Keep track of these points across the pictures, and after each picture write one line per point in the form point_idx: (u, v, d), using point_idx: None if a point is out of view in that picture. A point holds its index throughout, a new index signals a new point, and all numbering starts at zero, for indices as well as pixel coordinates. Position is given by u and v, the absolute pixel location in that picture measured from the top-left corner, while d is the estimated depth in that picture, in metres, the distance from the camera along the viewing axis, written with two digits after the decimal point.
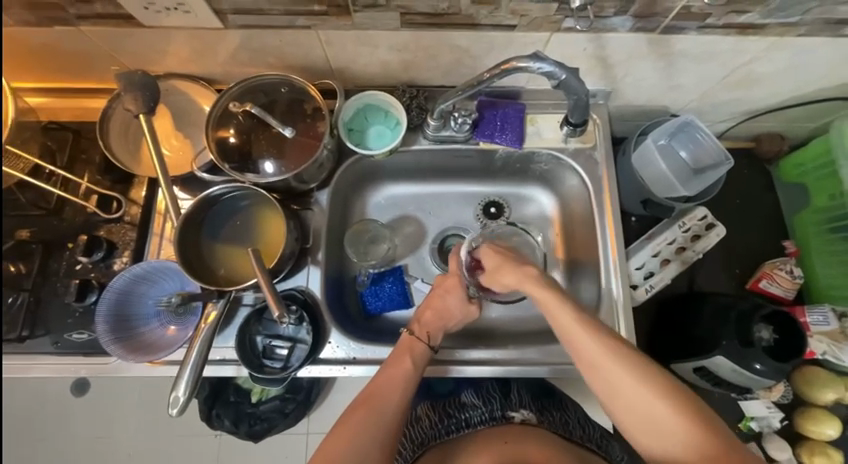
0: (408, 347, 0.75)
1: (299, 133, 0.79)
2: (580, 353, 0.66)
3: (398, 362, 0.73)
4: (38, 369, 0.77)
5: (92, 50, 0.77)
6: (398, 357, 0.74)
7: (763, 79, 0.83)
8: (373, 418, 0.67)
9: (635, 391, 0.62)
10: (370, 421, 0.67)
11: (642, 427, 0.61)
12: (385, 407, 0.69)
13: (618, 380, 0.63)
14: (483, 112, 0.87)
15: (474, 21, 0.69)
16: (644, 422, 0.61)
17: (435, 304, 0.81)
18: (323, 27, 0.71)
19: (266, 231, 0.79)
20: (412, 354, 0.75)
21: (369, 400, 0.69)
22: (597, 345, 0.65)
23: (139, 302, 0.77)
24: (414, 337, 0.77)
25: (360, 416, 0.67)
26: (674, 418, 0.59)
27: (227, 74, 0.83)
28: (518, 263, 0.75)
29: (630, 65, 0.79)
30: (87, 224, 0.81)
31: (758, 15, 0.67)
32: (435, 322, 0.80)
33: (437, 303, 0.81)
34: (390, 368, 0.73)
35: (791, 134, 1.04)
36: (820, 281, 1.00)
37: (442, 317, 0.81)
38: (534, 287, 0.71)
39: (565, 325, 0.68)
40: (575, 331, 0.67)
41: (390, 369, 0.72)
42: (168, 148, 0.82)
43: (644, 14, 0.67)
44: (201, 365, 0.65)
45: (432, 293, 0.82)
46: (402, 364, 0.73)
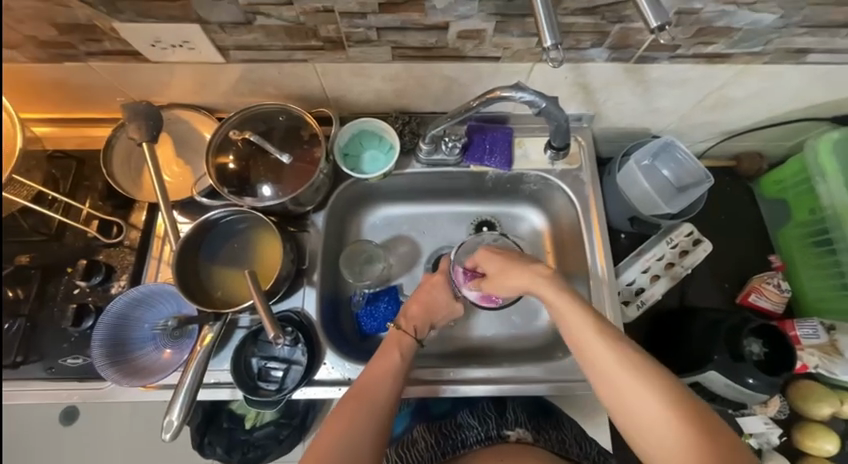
0: (394, 341, 0.77)
1: (296, 158, 0.82)
2: (583, 349, 0.67)
3: (386, 357, 0.74)
4: (31, 396, 0.77)
5: (99, 83, 0.80)
6: (386, 351, 0.75)
7: (735, 102, 0.88)
8: (364, 410, 0.67)
9: (636, 390, 0.61)
10: (361, 414, 0.67)
11: (641, 426, 0.60)
12: (376, 400, 0.69)
13: (621, 376, 0.63)
14: (472, 136, 0.91)
15: (461, 54, 0.74)
16: (642, 422, 0.60)
17: (421, 299, 0.84)
18: (320, 60, 0.75)
19: (263, 252, 0.81)
20: (400, 347, 0.76)
21: (359, 394, 0.69)
22: (599, 342, 0.65)
23: (135, 326, 0.77)
24: (401, 331, 0.79)
25: (350, 409, 0.67)
26: (665, 402, 0.60)
27: (227, 104, 0.87)
28: (522, 262, 0.78)
29: (609, 91, 0.84)
30: (87, 248, 0.82)
31: (724, 45, 0.73)
32: (422, 315, 0.83)
33: (425, 297, 0.84)
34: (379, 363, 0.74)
35: (769, 153, 1.09)
36: (807, 294, 1.03)
37: (428, 310, 0.84)
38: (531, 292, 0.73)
39: (562, 316, 0.70)
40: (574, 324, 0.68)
41: (380, 364, 0.73)
42: (169, 174, 0.85)
43: (619, 45, 0.72)
44: (196, 389, 0.65)
45: (418, 288, 0.86)
46: (390, 357, 0.74)
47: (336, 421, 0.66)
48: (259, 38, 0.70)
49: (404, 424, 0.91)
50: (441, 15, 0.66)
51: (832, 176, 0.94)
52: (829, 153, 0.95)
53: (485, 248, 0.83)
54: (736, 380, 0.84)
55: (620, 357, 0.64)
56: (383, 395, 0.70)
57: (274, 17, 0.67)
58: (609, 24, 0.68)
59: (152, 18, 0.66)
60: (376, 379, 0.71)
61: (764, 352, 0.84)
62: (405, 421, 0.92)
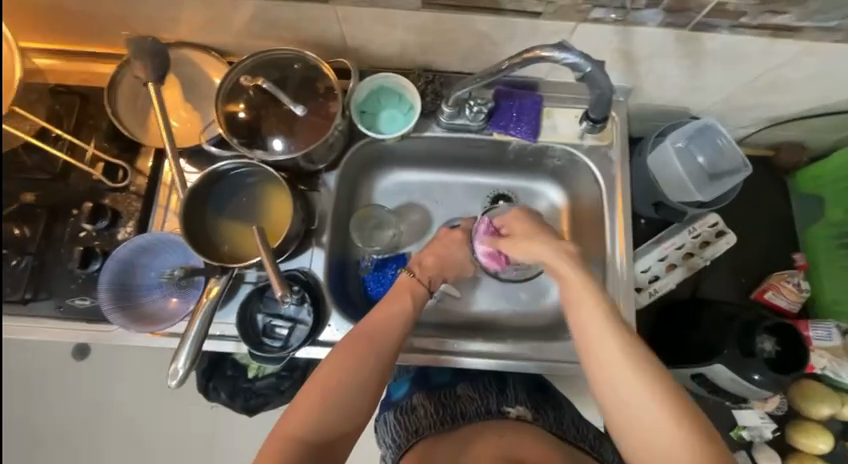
0: (407, 287, 0.76)
1: (310, 112, 0.77)
2: (582, 326, 0.66)
3: (395, 302, 0.74)
4: (41, 332, 0.78)
5: (102, 13, 0.74)
6: (398, 295, 0.75)
7: (791, 85, 0.80)
8: (371, 348, 0.68)
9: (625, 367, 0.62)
10: (369, 352, 0.68)
11: (624, 401, 0.62)
12: (385, 340, 0.70)
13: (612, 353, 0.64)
14: (499, 101, 0.85)
15: (497, 5, 0.67)
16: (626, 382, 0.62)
17: (438, 252, 0.82)
18: (342, 2, 0.68)
19: (271, 209, 0.78)
20: (412, 295, 0.76)
21: (368, 332, 0.70)
22: (600, 319, 0.65)
23: (142, 273, 0.77)
24: (415, 279, 0.78)
25: (359, 346, 0.68)
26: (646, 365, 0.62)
27: (239, 47, 0.80)
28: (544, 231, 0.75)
29: (656, 62, 0.76)
30: (93, 191, 0.80)
31: (795, 17, 0.65)
32: (436, 267, 0.81)
33: (441, 251, 0.82)
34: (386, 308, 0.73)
35: (813, 145, 1.01)
36: (826, 296, 0.99)
37: (443, 264, 0.82)
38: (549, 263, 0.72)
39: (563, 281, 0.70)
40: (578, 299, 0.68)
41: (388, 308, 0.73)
42: (176, 119, 0.81)
43: (676, 8, 0.65)
44: (202, 340, 0.65)
45: (436, 240, 0.83)
46: (402, 301, 0.74)
47: (345, 355, 0.67)
48: None
49: (404, 389, 0.90)
50: None
51: None
52: None
53: (517, 210, 0.80)
54: (741, 375, 0.82)
55: (615, 335, 0.64)
56: (393, 338, 0.70)
57: None
58: None
59: None
60: (386, 321, 0.71)
61: (775, 350, 0.83)
62: (403, 387, 0.91)
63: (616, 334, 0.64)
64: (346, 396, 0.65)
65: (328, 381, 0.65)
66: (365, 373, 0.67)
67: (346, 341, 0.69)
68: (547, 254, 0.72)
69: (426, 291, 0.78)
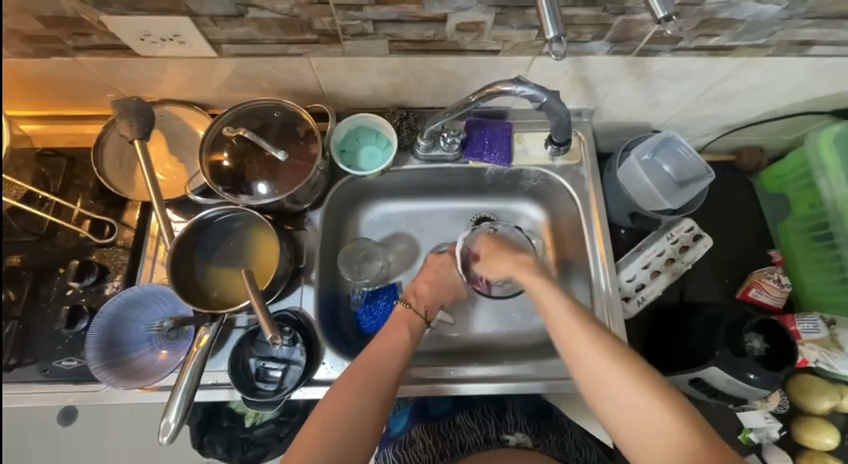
0: (404, 319, 0.78)
1: (292, 155, 0.80)
2: (569, 346, 0.67)
3: (395, 331, 0.75)
4: (25, 399, 0.76)
5: (88, 79, 0.78)
6: (395, 328, 0.75)
7: (737, 95, 0.87)
8: (371, 381, 0.67)
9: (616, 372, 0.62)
10: (367, 386, 0.67)
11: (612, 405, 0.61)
12: (382, 369, 0.69)
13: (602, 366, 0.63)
14: (471, 131, 0.89)
15: (459, 47, 0.72)
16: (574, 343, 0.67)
17: (431, 279, 0.85)
18: (315, 54, 0.73)
19: (259, 251, 0.80)
20: (410, 325, 0.77)
21: (364, 367, 0.69)
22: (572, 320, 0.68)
23: (130, 327, 0.76)
24: (411, 310, 0.80)
25: (358, 381, 0.67)
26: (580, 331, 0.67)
27: (221, 99, 0.85)
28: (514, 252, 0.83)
29: (610, 85, 0.83)
30: (79, 248, 0.81)
31: (727, 38, 0.71)
32: (432, 294, 0.83)
33: (433, 277, 0.85)
34: (389, 336, 0.74)
35: (770, 146, 1.08)
36: (807, 289, 1.02)
37: (437, 290, 0.84)
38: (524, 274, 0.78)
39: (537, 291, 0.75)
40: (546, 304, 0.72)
41: (389, 339, 0.73)
42: (162, 172, 0.84)
43: (619, 38, 0.71)
44: (192, 390, 0.64)
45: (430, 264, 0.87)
46: (400, 332, 0.75)
47: (342, 389, 0.66)
48: (252, 31, 0.68)
49: (403, 423, 0.90)
50: (439, 7, 0.64)
51: (832, 171, 0.93)
52: (830, 147, 0.93)
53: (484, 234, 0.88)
54: (736, 376, 0.81)
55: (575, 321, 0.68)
56: (392, 369, 0.70)
57: (267, 10, 0.65)
58: (610, 16, 0.66)
59: (140, 10, 0.63)
60: (385, 353, 0.71)
61: (765, 347, 0.84)
62: (403, 419, 0.91)
63: (589, 332, 0.66)
64: (343, 434, 0.63)
65: (324, 419, 0.63)
66: (361, 410, 0.65)
67: (346, 375, 0.68)
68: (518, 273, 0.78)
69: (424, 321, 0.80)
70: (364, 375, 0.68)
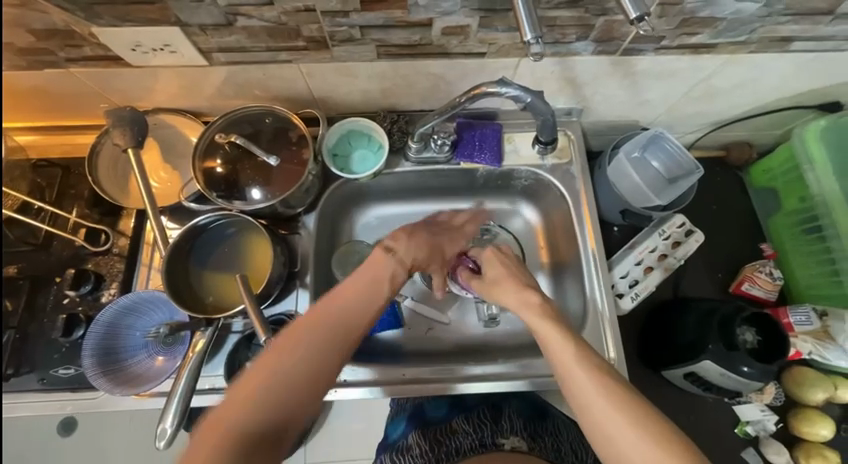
0: (380, 269, 0.72)
1: (284, 161, 0.81)
2: (575, 393, 0.61)
3: (373, 290, 0.69)
4: (23, 408, 0.76)
5: (81, 89, 0.79)
6: (374, 286, 0.69)
7: (723, 92, 0.88)
8: (326, 330, 0.62)
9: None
10: (322, 334, 0.61)
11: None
12: (340, 319, 0.64)
13: (646, 462, 0.53)
14: (461, 133, 0.90)
15: (446, 50, 0.73)
16: (583, 396, 0.60)
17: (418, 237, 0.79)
18: (304, 61, 0.75)
19: (253, 256, 0.80)
20: (390, 283, 0.71)
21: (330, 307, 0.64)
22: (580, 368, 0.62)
23: (126, 335, 0.77)
24: (396, 264, 0.74)
25: (309, 327, 0.61)
26: (590, 382, 0.61)
27: (213, 107, 0.86)
28: (521, 284, 0.77)
29: (597, 84, 0.84)
30: (75, 257, 0.81)
31: (708, 36, 0.73)
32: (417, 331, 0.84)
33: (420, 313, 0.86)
34: (358, 278, 0.69)
35: (759, 141, 1.08)
36: (799, 282, 1.02)
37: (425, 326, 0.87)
38: (528, 309, 0.72)
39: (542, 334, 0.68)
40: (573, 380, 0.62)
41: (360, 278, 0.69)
42: (156, 180, 0.84)
43: (603, 38, 0.72)
44: (189, 395, 0.65)
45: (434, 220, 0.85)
46: (376, 280, 0.70)
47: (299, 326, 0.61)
48: (241, 40, 0.69)
49: (400, 428, 0.91)
50: (424, 12, 0.65)
51: (819, 164, 0.95)
52: (817, 141, 0.95)
53: (490, 248, 0.84)
54: (730, 369, 0.82)
55: (584, 370, 0.62)
56: (355, 324, 0.64)
57: (255, 18, 0.66)
58: (592, 17, 0.68)
59: (130, 21, 0.64)
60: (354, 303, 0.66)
61: (757, 340, 0.84)
62: (400, 426, 0.91)
63: (597, 384, 0.60)
64: (288, 390, 0.57)
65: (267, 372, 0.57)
66: (308, 356, 0.59)
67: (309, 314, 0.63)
68: (525, 312, 0.72)
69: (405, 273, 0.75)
70: (323, 321, 0.62)
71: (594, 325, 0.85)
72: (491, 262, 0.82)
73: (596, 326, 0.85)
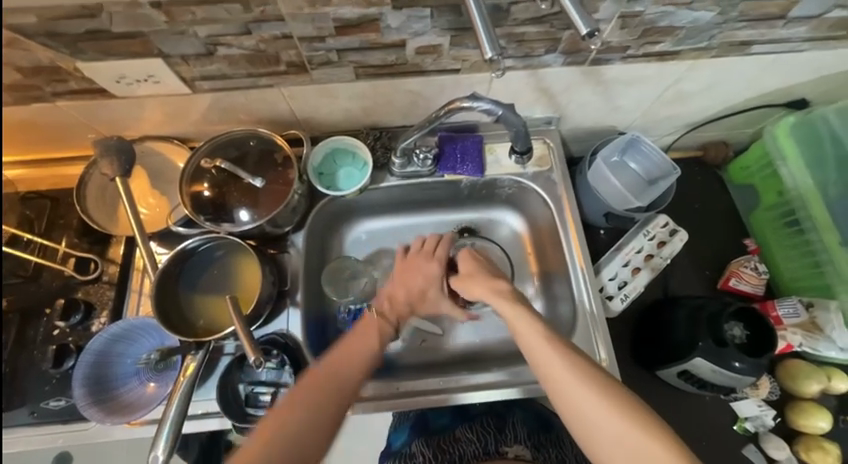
0: (375, 325, 0.78)
1: (270, 182, 0.83)
2: (551, 377, 0.66)
3: (364, 338, 0.74)
4: (14, 443, 0.75)
5: (69, 122, 0.81)
6: (365, 332, 0.75)
7: (693, 95, 0.92)
8: (331, 391, 0.66)
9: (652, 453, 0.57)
10: (325, 394, 0.65)
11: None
12: (344, 378, 0.68)
13: (620, 434, 0.59)
14: (443, 146, 0.93)
15: (421, 68, 0.76)
16: (560, 381, 0.65)
17: (408, 283, 0.85)
18: (285, 84, 0.77)
19: (243, 277, 0.81)
20: (379, 333, 0.77)
21: (327, 372, 0.68)
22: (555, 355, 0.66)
23: (117, 362, 0.76)
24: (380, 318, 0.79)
25: (313, 386, 0.65)
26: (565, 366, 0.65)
27: (199, 133, 0.88)
28: (491, 275, 0.81)
29: (570, 93, 0.87)
30: (65, 287, 0.82)
31: (671, 43, 0.76)
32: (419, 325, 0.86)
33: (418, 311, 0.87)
34: (356, 339, 0.74)
35: (734, 140, 1.12)
36: (784, 274, 1.04)
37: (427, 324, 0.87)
38: (500, 301, 0.76)
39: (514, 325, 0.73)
40: (555, 375, 0.65)
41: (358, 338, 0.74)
42: (145, 206, 0.86)
43: (571, 50, 0.75)
44: (180, 420, 0.64)
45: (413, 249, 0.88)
46: (369, 333, 0.75)
47: (298, 390, 0.64)
48: (223, 67, 0.72)
49: (403, 438, 0.89)
50: (397, 34, 0.68)
51: (791, 159, 0.98)
52: (787, 137, 0.98)
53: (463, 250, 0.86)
54: (722, 365, 0.83)
55: (558, 354, 0.67)
56: (351, 378, 0.69)
57: (235, 47, 0.68)
58: (558, 31, 0.71)
59: (114, 55, 0.67)
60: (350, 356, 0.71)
61: (746, 335, 0.85)
62: (402, 436, 0.89)
63: (571, 366, 0.65)
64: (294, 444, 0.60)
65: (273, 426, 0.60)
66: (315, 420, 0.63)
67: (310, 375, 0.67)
68: (499, 304, 0.76)
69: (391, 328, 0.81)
70: (323, 383, 0.66)
71: (584, 329, 0.86)
72: (465, 259, 0.84)
73: (587, 328, 0.85)
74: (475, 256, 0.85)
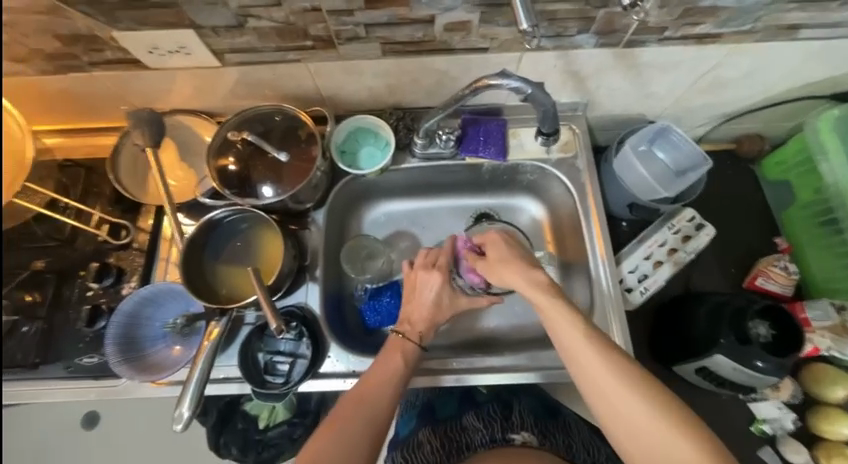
0: (398, 346, 0.77)
1: (293, 157, 0.84)
2: (567, 348, 0.68)
3: (388, 360, 0.75)
4: (49, 394, 0.80)
5: (103, 92, 0.84)
6: (389, 355, 0.75)
7: (731, 83, 0.88)
8: (363, 415, 0.69)
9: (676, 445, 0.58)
10: (362, 419, 0.68)
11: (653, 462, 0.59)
12: (374, 404, 0.70)
13: (631, 406, 0.62)
14: (466, 128, 0.92)
15: (448, 46, 0.75)
16: (575, 352, 0.67)
17: (419, 300, 0.82)
18: (312, 60, 0.77)
19: (264, 250, 0.83)
20: (403, 352, 0.76)
21: (360, 397, 0.70)
22: (571, 327, 0.68)
23: (146, 325, 0.80)
24: (403, 338, 0.78)
25: (349, 415, 0.68)
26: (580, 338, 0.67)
27: (226, 107, 0.89)
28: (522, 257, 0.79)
29: (601, 77, 0.84)
30: (98, 252, 0.85)
31: (712, 25, 0.73)
32: (425, 319, 0.81)
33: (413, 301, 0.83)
34: (384, 364, 0.74)
35: (772, 133, 1.06)
36: (815, 276, 1.00)
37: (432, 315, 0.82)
38: (534, 292, 0.73)
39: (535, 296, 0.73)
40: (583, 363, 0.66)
41: (384, 365, 0.74)
42: (174, 178, 0.88)
43: (604, 31, 0.73)
44: (205, 382, 0.67)
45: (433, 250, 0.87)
46: (392, 362, 0.74)
47: (331, 429, 0.67)
48: (252, 40, 0.72)
49: (409, 426, 0.92)
50: (426, 9, 0.67)
51: (834, 155, 0.92)
52: (831, 131, 0.93)
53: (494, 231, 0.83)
54: (743, 363, 0.81)
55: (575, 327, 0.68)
56: (383, 399, 0.71)
57: (265, 19, 0.69)
58: (593, 9, 0.69)
59: (148, 25, 0.68)
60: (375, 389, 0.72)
61: (771, 334, 0.82)
62: (409, 423, 0.92)
63: (586, 338, 0.67)
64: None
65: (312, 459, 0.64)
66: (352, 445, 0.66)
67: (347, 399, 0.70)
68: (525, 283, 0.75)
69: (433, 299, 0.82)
70: (356, 410, 0.69)
71: (601, 320, 0.85)
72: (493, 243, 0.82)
73: (604, 318, 0.84)
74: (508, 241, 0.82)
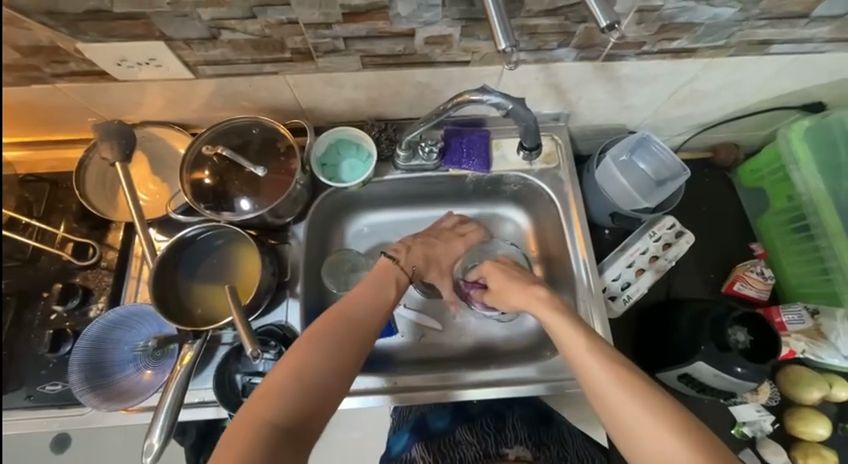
0: (385, 274, 0.81)
1: (271, 171, 0.82)
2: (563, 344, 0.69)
3: (372, 286, 0.78)
4: (10, 425, 0.75)
5: (68, 104, 0.79)
6: (380, 282, 0.79)
7: (706, 95, 0.90)
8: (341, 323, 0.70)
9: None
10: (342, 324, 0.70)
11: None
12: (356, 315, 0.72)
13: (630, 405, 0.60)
14: (449, 140, 0.91)
15: (430, 59, 0.74)
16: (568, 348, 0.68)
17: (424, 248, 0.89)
18: (290, 72, 0.75)
19: (242, 266, 0.80)
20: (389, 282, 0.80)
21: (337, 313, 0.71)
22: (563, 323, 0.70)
23: (114, 349, 0.76)
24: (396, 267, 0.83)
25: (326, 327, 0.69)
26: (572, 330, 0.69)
27: (201, 119, 0.86)
28: (527, 284, 0.79)
29: (581, 90, 0.85)
30: (63, 272, 0.81)
31: (687, 40, 0.74)
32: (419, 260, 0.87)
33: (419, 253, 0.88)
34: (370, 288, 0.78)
35: (746, 142, 1.09)
36: (790, 281, 1.03)
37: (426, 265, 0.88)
38: (542, 310, 0.74)
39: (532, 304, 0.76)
40: (627, 419, 0.60)
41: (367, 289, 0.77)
42: (145, 193, 0.84)
43: (584, 45, 0.73)
44: (177, 410, 0.64)
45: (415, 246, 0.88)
46: (380, 290, 0.78)
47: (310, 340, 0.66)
48: (226, 52, 0.70)
49: (402, 441, 0.87)
50: (406, 23, 0.66)
51: (803, 164, 0.96)
52: (800, 141, 0.96)
53: (489, 262, 0.86)
54: (723, 370, 0.82)
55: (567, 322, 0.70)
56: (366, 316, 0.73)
57: (239, 31, 0.66)
58: (572, 24, 0.69)
59: (115, 37, 0.65)
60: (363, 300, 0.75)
61: (748, 340, 0.84)
62: (402, 439, 0.88)
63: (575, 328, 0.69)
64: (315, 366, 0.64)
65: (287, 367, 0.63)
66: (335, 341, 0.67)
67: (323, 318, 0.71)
68: (547, 315, 0.73)
69: (408, 279, 0.84)
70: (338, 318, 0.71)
71: None
72: (492, 273, 0.85)
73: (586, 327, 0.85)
74: (503, 266, 0.85)
